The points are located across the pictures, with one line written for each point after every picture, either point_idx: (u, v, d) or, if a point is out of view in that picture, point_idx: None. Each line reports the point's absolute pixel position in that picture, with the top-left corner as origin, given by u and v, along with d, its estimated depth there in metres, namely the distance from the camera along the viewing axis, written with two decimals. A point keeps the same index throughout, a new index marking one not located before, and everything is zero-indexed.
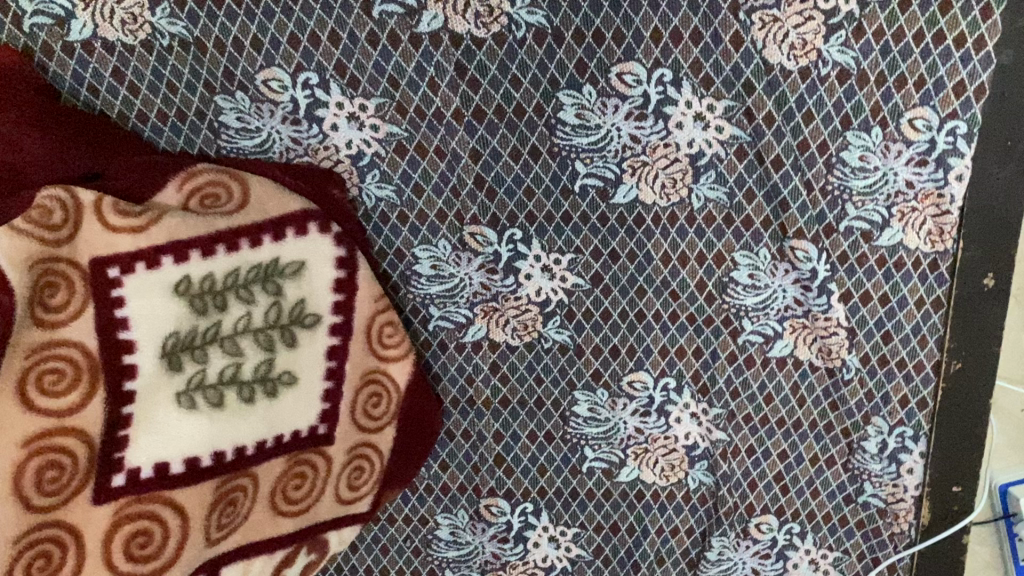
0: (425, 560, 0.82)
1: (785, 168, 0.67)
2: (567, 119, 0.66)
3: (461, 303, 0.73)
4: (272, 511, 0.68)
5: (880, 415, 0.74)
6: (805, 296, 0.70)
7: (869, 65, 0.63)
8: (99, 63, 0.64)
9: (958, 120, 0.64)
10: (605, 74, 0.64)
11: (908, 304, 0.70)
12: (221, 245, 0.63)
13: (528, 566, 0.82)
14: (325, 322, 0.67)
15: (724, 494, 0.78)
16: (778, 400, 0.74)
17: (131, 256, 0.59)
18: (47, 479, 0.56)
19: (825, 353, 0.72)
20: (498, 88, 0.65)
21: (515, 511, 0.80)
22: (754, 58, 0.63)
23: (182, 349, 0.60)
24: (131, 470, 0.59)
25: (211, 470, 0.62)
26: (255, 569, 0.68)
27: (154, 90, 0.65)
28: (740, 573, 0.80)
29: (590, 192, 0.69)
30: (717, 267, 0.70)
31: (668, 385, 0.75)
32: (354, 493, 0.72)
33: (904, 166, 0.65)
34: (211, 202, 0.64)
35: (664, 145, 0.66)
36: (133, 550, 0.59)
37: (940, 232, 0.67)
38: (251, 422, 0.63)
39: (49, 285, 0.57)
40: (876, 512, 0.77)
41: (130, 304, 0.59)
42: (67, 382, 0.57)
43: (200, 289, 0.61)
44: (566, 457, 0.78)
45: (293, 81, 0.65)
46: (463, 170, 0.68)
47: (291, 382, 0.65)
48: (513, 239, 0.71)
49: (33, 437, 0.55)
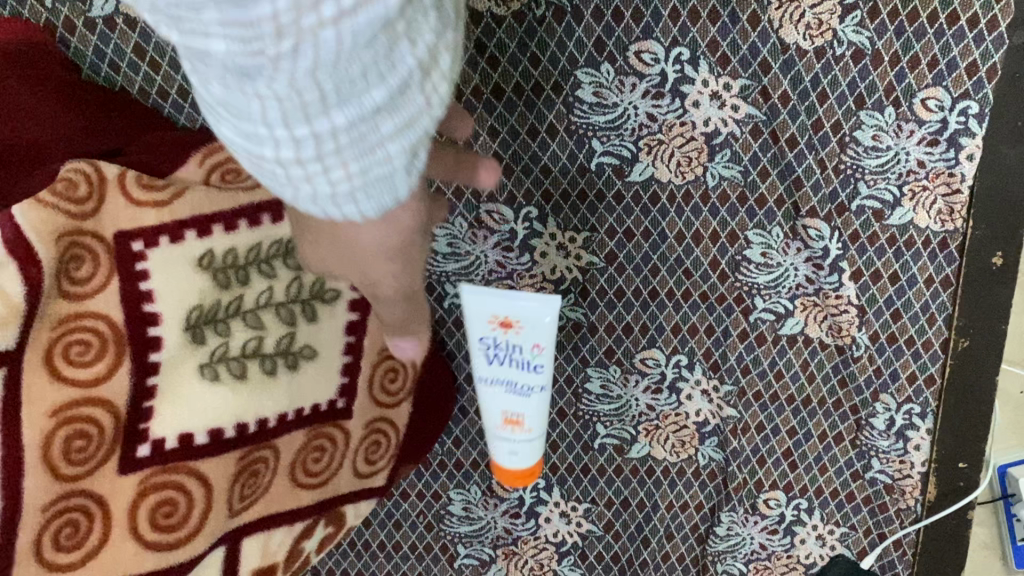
0: (437, 535, 0.83)
1: (799, 147, 0.67)
2: (584, 97, 0.67)
3: (476, 281, 0.75)
4: (291, 484, 0.68)
5: (888, 392, 0.75)
6: (816, 275, 0.71)
7: (884, 44, 0.63)
8: (121, 39, 0.64)
9: (970, 100, 0.64)
10: (623, 53, 0.65)
11: (918, 282, 0.71)
12: (243, 220, 0.64)
13: (539, 540, 0.83)
14: (345, 297, 0.68)
15: (733, 470, 0.79)
16: (788, 377, 0.75)
17: (155, 230, 0.60)
18: (74, 448, 0.56)
19: (835, 330, 0.73)
20: (517, 65, 0.66)
21: (527, 487, 0.81)
22: (771, 38, 0.64)
23: (206, 322, 0.61)
24: (156, 441, 0.60)
25: (235, 440, 0.63)
26: (275, 541, 0.69)
27: (174, 66, 0.65)
28: (748, 547, 0.82)
29: (607, 171, 0.70)
30: (731, 245, 0.71)
31: (679, 362, 0.76)
32: (371, 466, 0.74)
33: (915, 145, 0.66)
34: (233, 177, 0.65)
35: (680, 124, 0.67)
36: (159, 519, 0.60)
37: (950, 212, 0.68)
38: (273, 394, 0.64)
39: (73, 258, 0.57)
40: (884, 487, 0.78)
41: (154, 277, 0.60)
42: (94, 353, 0.57)
43: (223, 263, 0.62)
44: (577, 433, 0.80)
45: None
46: (481, 148, 0.70)
47: (311, 356, 0.67)
48: (529, 218, 0.72)
49: (61, 407, 0.56)
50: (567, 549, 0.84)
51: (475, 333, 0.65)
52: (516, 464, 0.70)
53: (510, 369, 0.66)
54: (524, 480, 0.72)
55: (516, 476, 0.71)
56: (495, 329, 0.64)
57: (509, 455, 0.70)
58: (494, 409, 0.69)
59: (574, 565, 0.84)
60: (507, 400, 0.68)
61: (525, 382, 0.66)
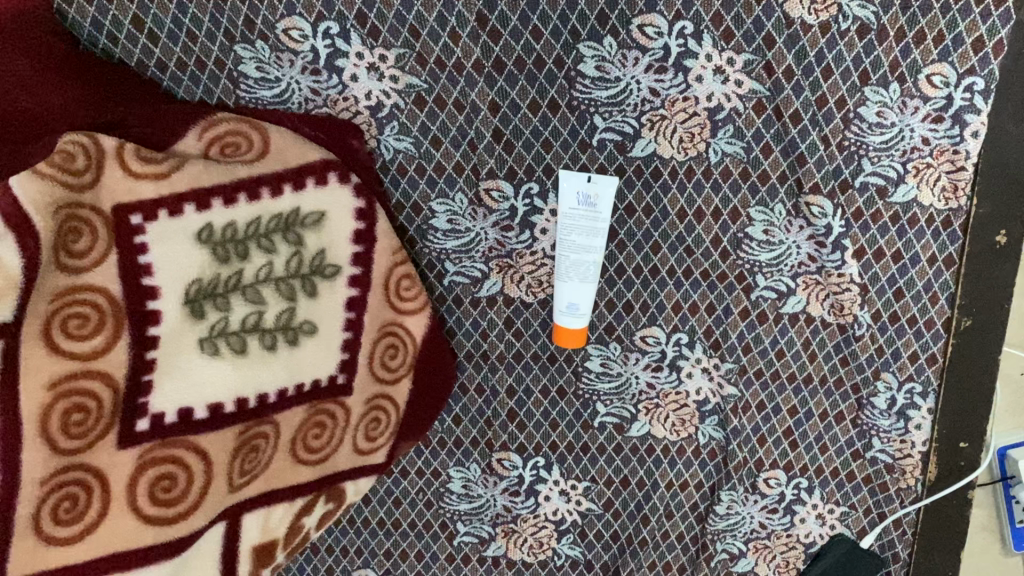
0: (437, 513, 0.82)
1: (803, 123, 0.67)
2: (586, 71, 0.66)
3: (476, 257, 0.74)
4: (292, 460, 0.68)
5: (889, 370, 0.74)
6: (818, 253, 0.71)
7: (889, 20, 0.63)
8: (118, 11, 0.63)
9: (975, 76, 0.64)
10: (626, 26, 0.65)
11: (921, 261, 0.70)
12: (243, 194, 0.63)
13: (538, 519, 0.82)
14: (345, 273, 0.68)
15: (733, 449, 0.78)
16: (789, 355, 0.75)
17: (153, 203, 0.60)
18: (73, 422, 0.56)
19: (837, 309, 0.73)
20: (519, 39, 0.65)
21: (527, 465, 0.81)
22: (775, 12, 0.64)
23: (205, 297, 0.61)
24: (155, 416, 0.60)
25: (235, 416, 0.63)
26: (275, 517, 0.69)
27: (173, 39, 0.65)
28: (747, 526, 0.81)
29: (609, 146, 0.69)
30: (733, 223, 0.71)
31: (680, 341, 0.76)
32: (371, 444, 0.73)
33: (920, 122, 0.66)
34: (231, 151, 0.64)
35: (683, 99, 0.67)
36: (158, 494, 0.60)
37: (954, 189, 0.68)
38: (273, 370, 0.64)
39: (72, 231, 0.57)
40: (884, 467, 0.78)
41: (153, 250, 0.59)
42: (92, 327, 0.57)
43: (222, 237, 0.62)
44: (577, 411, 0.79)
45: (314, 31, 0.65)
46: (481, 123, 0.69)
47: (311, 332, 0.66)
48: (530, 193, 0.71)
49: (59, 380, 0.55)
50: (567, 527, 0.83)
51: (566, 211, 0.70)
52: (571, 322, 0.73)
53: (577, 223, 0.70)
54: (573, 336, 0.73)
55: (567, 330, 0.73)
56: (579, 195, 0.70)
57: (568, 314, 0.73)
58: (567, 285, 0.72)
59: (573, 543, 0.83)
60: (576, 251, 0.71)
61: (585, 231, 0.70)
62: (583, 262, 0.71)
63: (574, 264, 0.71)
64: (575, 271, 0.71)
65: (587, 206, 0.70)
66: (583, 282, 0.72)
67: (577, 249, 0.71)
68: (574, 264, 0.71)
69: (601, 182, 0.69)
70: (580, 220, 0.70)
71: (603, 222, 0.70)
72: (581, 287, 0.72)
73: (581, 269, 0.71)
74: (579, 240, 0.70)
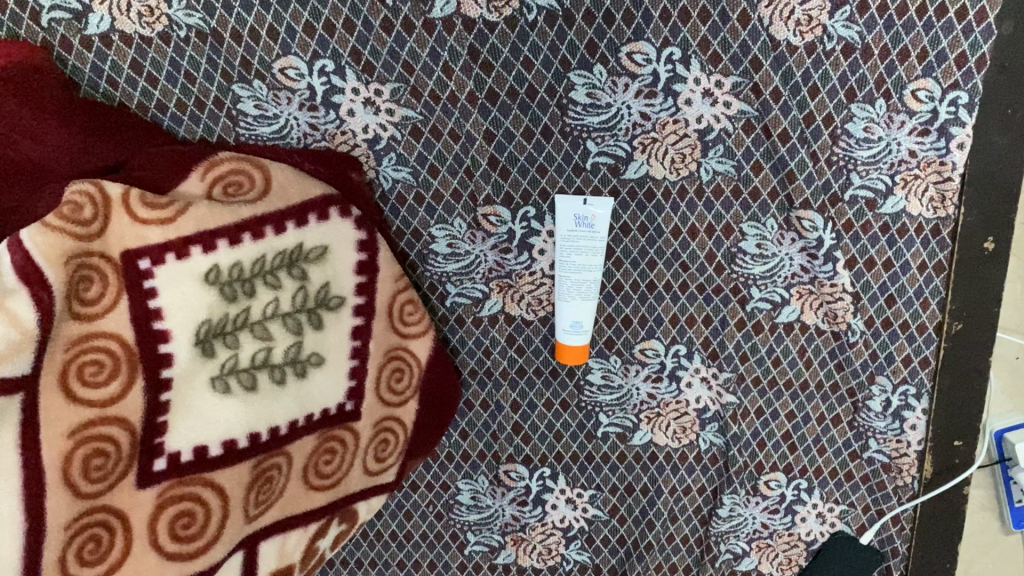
0: (448, 524, 0.84)
1: (791, 141, 0.69)
2: (578, 98, 0.68)
3: (477, 279, 0.75)
4: (305, 486, 0.70)
5: (884, 374, 0.76)
6: (811, 264, 0.72)
7: (873, 39, 0.65)
8: (118, 56, 0.65)
9: (959, 90, 0.66)
10: (615, 54, 0.67)
11: (911, 268, 0.72)
12: (247, 234, 0.64)
13: (547, 526, 0.84)
14: (349, 303, 0.69)
15: (734, 454, 0.80)
16: (785, 362, 0.77)
17: (160, 248, 0.61)
18: (93, 467, 0.58)
19: (831, 317, 0.74)
20: (511, 70, 0.67)
21: (533, 476, 0.82)
22: (761, 36, 0.65)
23: (215, 336, 0.62)
24: (171, 455, 0.62)
25: (249, 450, 0.64)
26: (291, 543, 0.71)
27: (172, 80, 0.67)
28: (749, 527, 0.82)
29: (602, 170, 0.71)
30: (726, 238, 0.72)
31: (679, 352, 0.77)
32: (381, 464, 0.75)
33: (906, 136, 0.67)
34: (234, 190, 0.66)
35: (673, 122, 0.69)
36: (178, 531, 0.62)
37: (942, 199, 0.69)
38: (284, 403, 0.66)
39: (83, 279, 0.59)
40: (881, 466, 0.80)
41: (162, 294, 0.61)
42: (107, 373, 0.59)
43: (229, 276, 0.63)
44: (581, 423, 0.81)
45: (310, 69, 0.67)
46: (477, 152, 0.70)
47: (318, 363, 0.68)
48: (527, 217, 0.73)
49: (78, 428, 0.57)
50: (574, 534, 0.84)
51: (564, 230, 0.72)
52: (573, 340, 0.74)
53: (577, 242, 0.72)
54: (577, 355, 0.75)
55: (571, 351, 0.74)
56: (578, 217, 0.71)
57: (570, 333, 0.74)
58: (569, 304, 0.73)
59: (581, 549, 0.85)
60: (579, 271, 0.72)
61: (586, 249, 0.72)
62: (585, 281, 0.73)
63: (576, 282, 0.73)
64: (578, 290, 0.73)
65: (585, 225, 0.71)
66: (584, 300, 0.73)
67: (578, 268, 0.72)
68: (576, 283, 0.73)
69: (597, 204, 0.71)
70: (579, 239, 0.72)
71: (601, 242, 0.72)
72: (583, 305, 0.73)
73: (583, 287, 0.73)
74: (577, 260, 0.72)
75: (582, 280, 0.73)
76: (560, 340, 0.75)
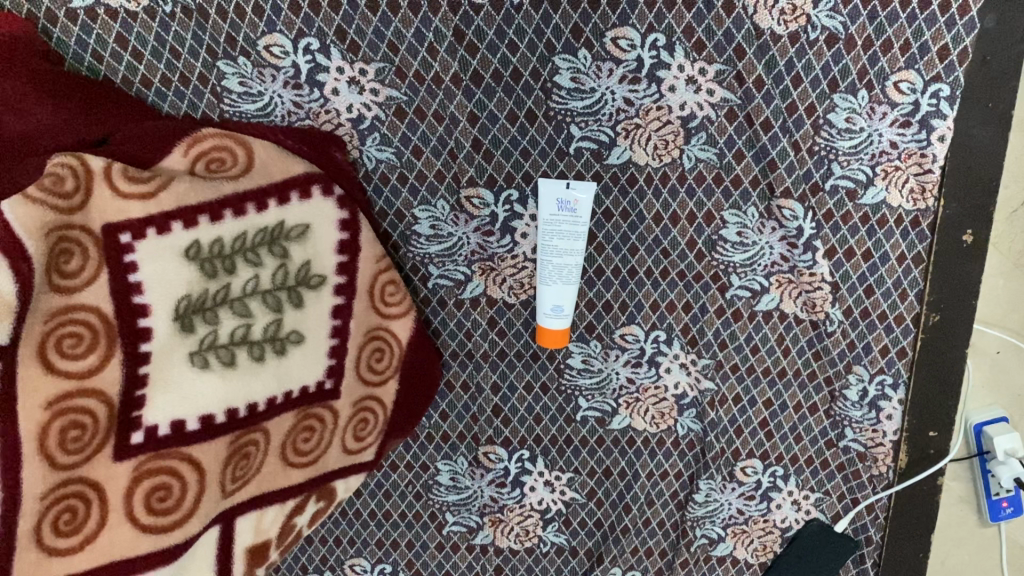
0: (426, 504, 0.85)
1: (773, 130, 0.69)
2: (563, 83, 0.69)
3: (459, 261, 0.76)
4: (283, 463, 0.71)
5: (861, 363, 0.77)
6: (791, 253, 0.73)
7: (856, 29, 0.65)
8: (102, 30, 0.66)
9: (942, 83, 0.66)
10: (599, 39, 0.67)
11: (890, 259, 0.72)
12: (228, 211, 0.64)
13: (524, 508, 0.85)
14: (330, 282, 0.70)
15: (711, 440, 0.81)
16: (764, 350, 0.77)
17: (142, 222, 0.61)
18: (70, 438, 0.58)
19: (809, 306, 0.75)
20: (496, 51, 0.68)
21: (513, 457, 0.83)
22: (745, 24, 0.66)
23: (194, 312, 0.63)
24: (149, 428, 0.62)
25: (226, 426, 0.65)
26: (268, 518, 0.71)
27: (157, 56, 0.67)
28: (726, 513, 0.83)
29: (585, 154, 0.71)
30: (707, 225, 0.73)
31: (658, 338, 0.78)
32: (359, 443, 0.76)
33: (888, 127, 0.68)
34: (216, 166, 0.66)
35: (657, 108, 0.69)
36: (154, 503, 0.63)
37: (922, 190, 0.70)
38: (263, 379, 0.66)
39: (64, 252, 0.58)
40: (856, 455, 0.80)
41: (142, 268, 0.61)
42: (86, 346, 0.59)
43: (209, 252, 0.63)
44: (560, 406, 0.81)
45: (294, 47, 0.67)
46: (461, 134, 0.71)
47: (298, 342, 0.68)
48: (510, 200, 0.73)
49: (55, 399, 0.58)
50: (552, 516, 0.85)
51: (546, 214, 0.71)
52: (554, 323, 0.74)
53: (560, 226, 0.71)
54: (557, 341, 0.74)
55: (551, 336, 0.74)
56: (560, 201, 0.71)
57: (551, 316, 0.74)
58: (550, 288, 0.73)
59: (558, 531, 0.85)
60: (561, 255, 0.72)
61: (569, 232, 0.71)
62: (566, 266, 0.72)
63: (558, 267, 0.72)
64: (559, 274, 0.72)
65: (567, 209, 0.71)
66: (566, 284, 0.73)
67: (559, 252, 0.72)
68: (557, 267, 0.72)
69: (580, 188, 0.70)
70: (560, 223, 0.71)
71: (583, 226, 0.71)
72: (565, 289, 0.73)
73: (565, 271, 0.72)
74: (559, 244, 0.72)
75: (565, 264, 0.72)
76: (541, 323, 0.74)
